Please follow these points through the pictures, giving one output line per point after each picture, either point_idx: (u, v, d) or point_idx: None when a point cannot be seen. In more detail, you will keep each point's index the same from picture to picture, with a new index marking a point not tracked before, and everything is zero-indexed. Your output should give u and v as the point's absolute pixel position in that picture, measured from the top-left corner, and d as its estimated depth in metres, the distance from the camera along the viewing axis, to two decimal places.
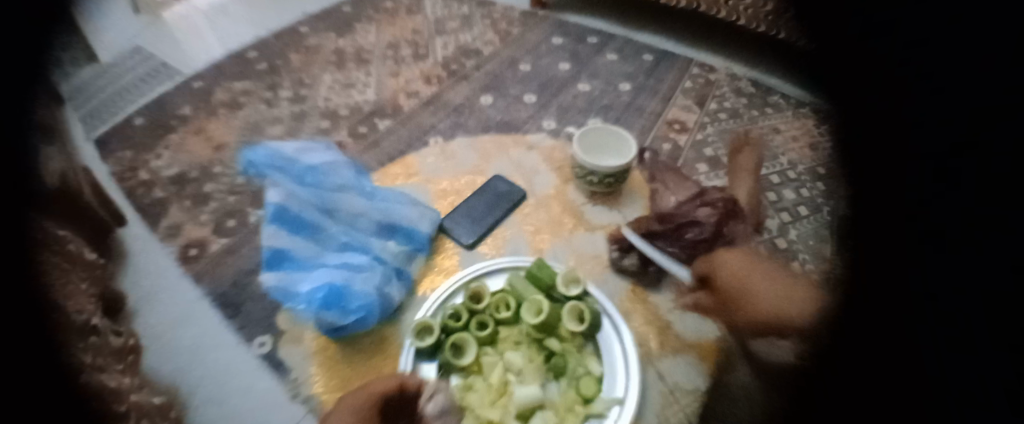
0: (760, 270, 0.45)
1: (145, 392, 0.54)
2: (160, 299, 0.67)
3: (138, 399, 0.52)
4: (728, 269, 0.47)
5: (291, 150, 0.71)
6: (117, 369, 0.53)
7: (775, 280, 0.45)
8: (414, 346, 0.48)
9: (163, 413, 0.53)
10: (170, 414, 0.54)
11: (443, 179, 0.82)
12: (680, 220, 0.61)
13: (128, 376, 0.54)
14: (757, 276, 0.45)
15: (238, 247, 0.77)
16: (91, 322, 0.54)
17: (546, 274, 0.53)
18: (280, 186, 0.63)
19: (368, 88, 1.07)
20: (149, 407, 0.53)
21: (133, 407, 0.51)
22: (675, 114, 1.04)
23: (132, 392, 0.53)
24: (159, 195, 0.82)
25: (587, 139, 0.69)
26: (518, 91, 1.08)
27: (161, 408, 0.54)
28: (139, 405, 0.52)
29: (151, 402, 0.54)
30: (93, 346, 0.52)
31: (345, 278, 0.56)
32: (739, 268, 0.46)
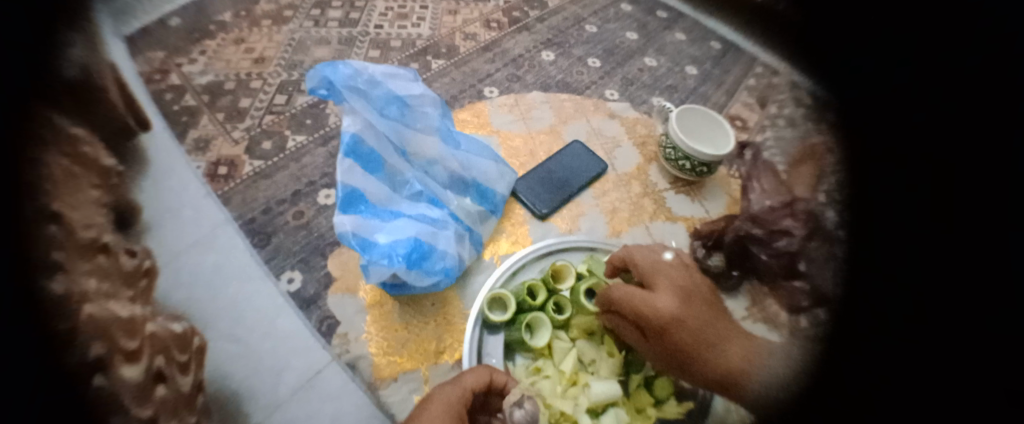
0: (692, 306, 0.41)
1: (163, 317, 0.41)
2: (171, 219, 0.48)
3: (154, 330, 0.38)
4: (659, 304, 0.42)
5: (379, 73, 0.58)
6: (128, 295, 0.37)
7: (713, 324, 0.40)
8: (485, 315, 0.51)
9: (179, 349, 0.40)
10: (181, 355, 0.40)
11: (516, 136, 0.80)
12: (773, 226, 0.55)
13: (140, 307, 0.38)
14: (703, 322, 0.40)
15: (273, 172, 0.73)
16: (100, 241, 0.36)
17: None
18: (359, 111, 0.51)
19: (423, 21, 0.94)
20: (167, 337, 0.39)
21: (151, 341, 0.36)
22: (736, 111, 0.75)
23: (148, 321, 0.37)
24: (189, 103, 0.67)
25: (685, 121, 0.67)
26: (582, 52, 0.94)
27: (180, 338, 0.41)
28: (155, 337, 0.37)
29: (169, 329, 0.40)
30: (101, 269, 0.34)
31: (429, 234, 0.54)
32: (682, 313, 0.41)
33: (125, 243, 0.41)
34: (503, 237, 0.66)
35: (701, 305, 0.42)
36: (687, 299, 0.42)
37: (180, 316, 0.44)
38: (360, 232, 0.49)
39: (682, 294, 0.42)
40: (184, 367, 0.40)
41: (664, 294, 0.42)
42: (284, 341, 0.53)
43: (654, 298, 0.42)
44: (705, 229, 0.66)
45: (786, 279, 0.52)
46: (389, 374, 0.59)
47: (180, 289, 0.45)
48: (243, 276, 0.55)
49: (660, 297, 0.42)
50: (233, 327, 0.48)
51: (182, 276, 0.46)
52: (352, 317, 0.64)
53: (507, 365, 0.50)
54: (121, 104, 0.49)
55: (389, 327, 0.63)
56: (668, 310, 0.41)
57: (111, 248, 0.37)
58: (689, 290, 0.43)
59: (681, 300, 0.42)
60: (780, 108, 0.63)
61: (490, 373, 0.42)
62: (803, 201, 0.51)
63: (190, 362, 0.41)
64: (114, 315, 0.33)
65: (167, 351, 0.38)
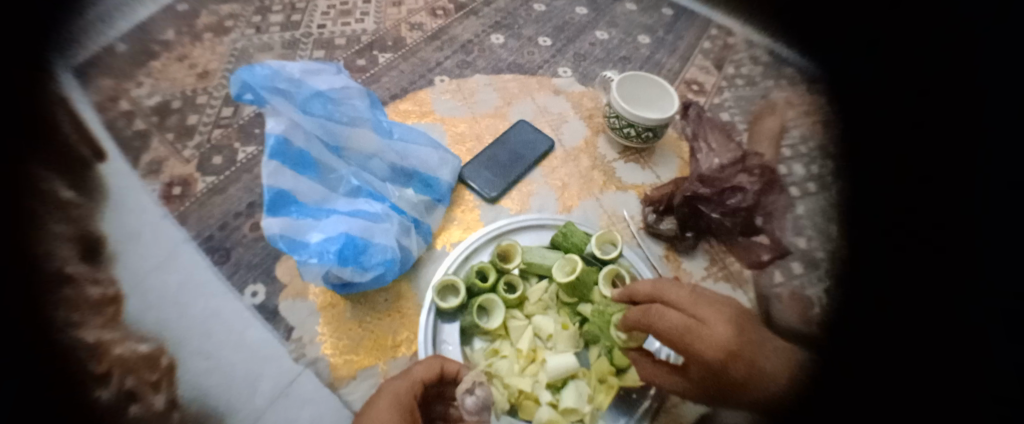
0: (704, 311, 0.38)
1: (131, 339, 0.44)
2: (138, 242, 0.51)
3: (121, 352, 0.42)
4: (678, 297, 0.40)
5: (298, 71, 0.56)
6: (94, 322, 0.42)
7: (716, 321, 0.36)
8: (437, 304, 0.51)
9: (149, 368, 0.43)
10: (152, 373, 0.43)
11: (460, 122, 0.80)
12: (722, 185, 0.61)
13: (111, 331, 0.43)
14: (703, 314, 0.37)
15: (226, 186, 0.71)
16: (65, 271, 0.43)
17: (569, 230, 0.55)
18: (282, 111, 0.50)
19: (367, 16, 0.91)
20: (135, 357, 0.43)
21: (117, 363, 0.41)
22: (692, 76, 0.81)
23: (116, 344, 0.42)
24: (138, 127, 0.64)
25: (626, 87, 0.66)
26: (533, 31, 0.91)
27: (149, 357, 0.44)
28: (123, 358, 0.42)
29: (136, 351, 0.43)
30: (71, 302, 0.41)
31: (365, 229, 0.53)
32: (686, 303, 0.39)
33: (91, 272, 0.46)
34: (454, 224, 0.65)
35: (718, 321, 0.36)
36: (718, 316, 0.36)
37: (150, 336, 0.46)
38: (289, 233, 0.48)
39: (725, 317, 0.36)
40: (156, 384, 0.43)
41: (700, 302, 0.39)
42: (253, 352, 0.54)
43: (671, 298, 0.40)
44: (656, 194, 0.68)
45: (744, 235, 0.60)
46: (347, 372, 0.58)
47: (149, 311, 0.47)
48: (206, 295, 0.56)
49: (680, 295, 0.40)
50: (203, 343, 0.49)
51: (149, 298, 0.48)
52: (304, 320, 0.62)
53: (465, 351, 0.49)
54: None
55: (343, 326, 0.62)
56: (680, 300, 0.40)
57: (77, 279, 0.44)
58: (733, 317, 0.36)
59: (704, 304, 0.38)
60: (737, 69, 0.79)
61: (441, 363, 0.43)
62: (754, 158, 0.61)
63: (162, 380, 0.44)
64: (78, 340, 0.39)
65: (136, 370, 0.42)
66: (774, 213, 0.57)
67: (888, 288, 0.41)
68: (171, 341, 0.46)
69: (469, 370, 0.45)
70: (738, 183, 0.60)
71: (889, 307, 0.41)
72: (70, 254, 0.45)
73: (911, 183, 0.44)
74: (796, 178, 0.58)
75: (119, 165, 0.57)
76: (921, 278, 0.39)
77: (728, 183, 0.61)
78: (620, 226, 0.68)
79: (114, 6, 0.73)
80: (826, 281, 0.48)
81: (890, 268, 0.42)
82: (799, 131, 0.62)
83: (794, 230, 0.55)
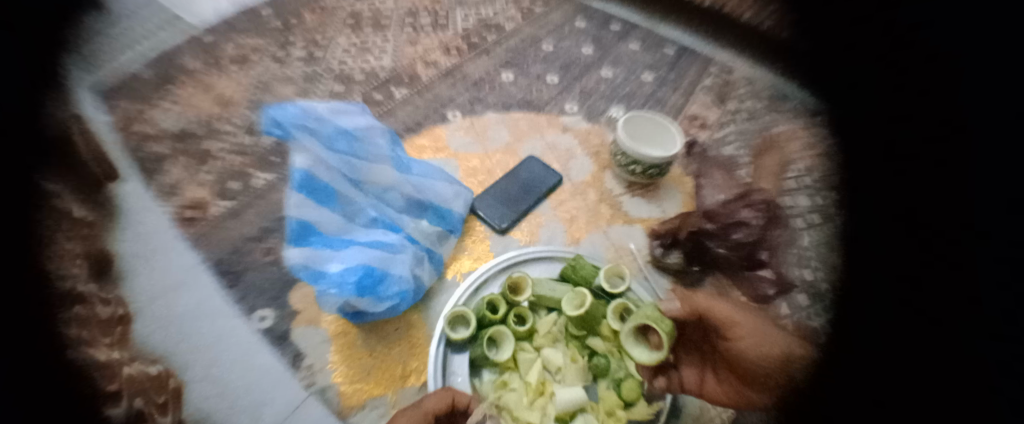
0: (772, 331, 0.43)
1: (139, 361, 0.49)
2: (151, 265, 0.57)
3: (130, 372, 0.46)
4: (752, 317, 0.44)
5: (326, 111, 0.60)
6: (105, 343, 0.47)
7: (786, 343, 0.42)
8: (447, 335, 0.52)
9: (156, 391, 0.47)
10: (159, 396, 0.47)
11: (474, 157, 0.82)
12: (726, 220, 0.64)
13: (118, 352, 0.48)
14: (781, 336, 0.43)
15: (241, 211, 0.71)
16: (75, 291, 0.47)
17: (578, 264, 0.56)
18: (308, 148, 0.54)
19: (384, 54, 0.96)
20: (143, 379, 0.47)
21: (128, 383, 0.45)
22: (696, 112, 0.85)
23: (125, 365, 0.47)
24: (158, 151, 0.71)
25: (632, 125, 0.69)
26: (541, 70, 0.96)
27: (156, 379, 0.49)
28: (132, 379, 0.46)
29: (146, 372, 0.48)
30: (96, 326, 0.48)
31: (383, 260, 0.55)
32: (766, 325, 0.43)
33: (101, 294, 0.52)
34: (465, 254, 0.67)
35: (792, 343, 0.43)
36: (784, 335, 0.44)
37: (157, 359, 0.51)
38: (309, 263, 0.50)
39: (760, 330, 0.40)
40: (162, 406, 0.47)
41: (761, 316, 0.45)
42: (264, 375, 0.54)
43: (752, 319, 0.42)
44: (662, 228, 0.70)
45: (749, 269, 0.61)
46: (357, 401, 0.55)
47: (156, 333, 0.53)
48: (219, 317, 0.58)
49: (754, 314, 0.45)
50: (208, 369, 0.52)
51: (157, 322, 0.53)
52: (317, 347, 0.59)
53: (474, 383, 0.50)
54: (84, 166, 0.57)
55: (353, 356, 0.58)
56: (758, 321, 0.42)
57: (86, 298, 0.49)
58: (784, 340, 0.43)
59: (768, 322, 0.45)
60: (739, 104, 0.83)
61: (452, 394, 0.44)
62: (757, 193, 0.65)
63: (168, 402, 0.48)
64: (91, 361, 0.43)
65: (143, 391, 0.46)
66: (777, 247, 0.60)
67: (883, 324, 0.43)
68: (176, 365, 0.51)
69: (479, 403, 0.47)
70: (745, 217, 0.62)
71: (890, 308, 0.43)
72: (80, 271, 0.50)
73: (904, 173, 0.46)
74: (800, 209, 0.60)
75: (132, 187, 0.65)
76: (915, 305, 0.40)
77: (734, 217, 0.63)
78: (627, 259, 0.69)
79: (139, 35, 0.81)
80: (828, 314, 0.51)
81: (879, 302, 0.45)
82: (804, 163, 0.64)
83: (800, 264, 0.57)
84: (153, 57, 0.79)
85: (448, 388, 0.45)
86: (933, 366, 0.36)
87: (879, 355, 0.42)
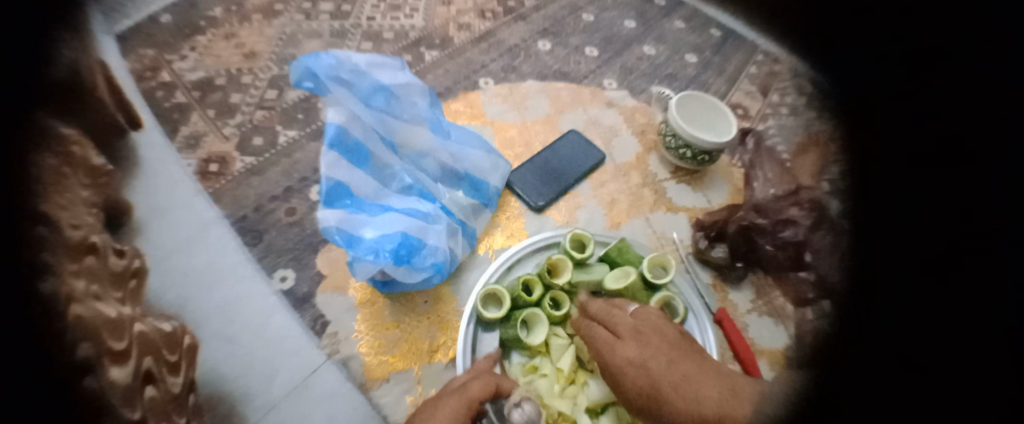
0: (646, 344, 0.42)
1: (152, 316, 0.40)
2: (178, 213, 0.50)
3: (143, 329, 0.37)
4: (628, 356, 0.41)
5: (365, 63, 0.55)
6: (116, 297, 0.36)
7: (689, 374, 0.37)
8: (478, 313, 0.52)
9: (168, 350, 0.39)
10: (172, 355, 0.39)
11: (510, 126, 0.78)
12: (775, 216, 0.53)
13: (130, 308, 0.37)
14: (678, 371, 0.38)
15: (267, 168, 0.75)
16: (89, 241, 0.33)
17: (587, 241, 0.57)
18: (344, 102, 0.50)
19: (416, 13, 0.91)
20: (157, 337, 0.38)
21: (139, 339, 0.36)
22: (738, 100, 0.75)
23: (138, 320, 0.37)
24: (180, 100, 0.63)
25: (684, 106, 0.65)
26: (580, 41, 0.91)
27: (169, 337, 0.40)
28: (144, 336, 0.37)
29: (158, 329, 0.39)
30: (90, 272, 0.33)
31: (420, 229, 0.52)
32: (654, 361, 0.40)
33: (116, 244, 0.39)
34: (498, 231, 0.64)
35: (659, 340, 0.42)
36: (671, 357, 0.40)
37: (170, 314, 0.43)
38: (344, 227, 0.48)
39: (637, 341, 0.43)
40: (174, 367, 0.39)
41: (628, 343, 0.42)
42: (280, 342, 0.53)
43: (643, 370, 0.39)
44: (708, 219, 0.66)
45: (792, 270, 0.49)
46: (380, 374, 0.58)
47: (171, 290, 0.44)
48: (237, 277, 0.54)
49: (625, 351, 0.42)
50: (224, 328, 0.47)
51: (170, 277, 0.44)
52: (341, 314, 0.62)
53: (504, 364, 0.51)
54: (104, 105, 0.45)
55: (379, 325, 0.61)
56: (639, 360, 0.40)
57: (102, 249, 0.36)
58: (644, 326, 0.44)
59: (633, 340, 0.43)
60: (783, 98, 0.59)
61: (496, 380, 0.44)
62: (807, 190, 0.49)
63: (181, 362, 0.40)
64: (102, 314, 0.33)
65: (156, 351, 0.38)
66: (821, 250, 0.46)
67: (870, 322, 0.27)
68: (194, 320, 0.44)
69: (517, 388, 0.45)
70: (787, 209, 0.52)
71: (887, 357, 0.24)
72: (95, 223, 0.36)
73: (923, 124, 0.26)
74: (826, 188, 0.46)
75: (151, 137, 0.54)
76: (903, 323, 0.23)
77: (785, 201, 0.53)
78: (669, 248, 0.67)
79: None
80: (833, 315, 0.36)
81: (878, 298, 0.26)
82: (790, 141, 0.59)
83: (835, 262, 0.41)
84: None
85: (490, 373, 0.45)
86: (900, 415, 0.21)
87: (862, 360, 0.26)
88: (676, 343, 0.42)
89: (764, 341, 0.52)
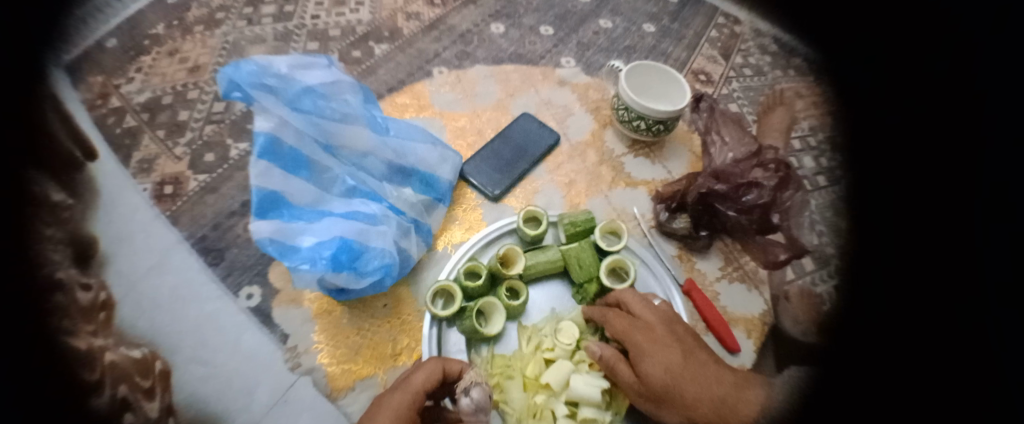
0: (652, 334, 0.44)
1: (124, 345, 0.47)
2: (133, 244, 0.54)
3: (114, 359, 0.45)
4: (642, 343, 0.43)
5: (286, 66, 0.51)
6: (88, 331, 0.46)
7: (699, 361, 0.44)
8: (429, 312, 0.50)
9: (141, 375, 0.46)
10: (145, 380, 0.45)
11: (460, 115, 0.76)
12: (737, 180, 0.60)
13: (103, 339, 0.47)
14: (680, 359, 0.43)
15: (220, 185, 0.65)
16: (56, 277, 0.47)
17: (541, 218, 0.57)
18: (272, 109, 0.47)
19: (362, 6, 0.87)
20: (129, 364, 0.46)
21: (109, 371, 0.44)
22: (701, 66, 0.83)
23: (108, 350, 0.46)
24: (130, 124, 0.67)
25: (635, 79, 0.64)
26: (534, 21, 0.88)
27: (141, 363, 0.47)
28: (115, 365, 0.45)
29: (130, 357, 0.46)
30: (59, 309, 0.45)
31: (359, 230, 0.51)
32: (664, 351, 0.43)
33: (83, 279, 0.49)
34: (455, 225, 0.63)
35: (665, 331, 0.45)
36: (684, 353, 0.44)
37: (140, 343, 0.48)
38: (279, 237, 0.45)
39: (653, 327, 0.45)
40: (150, 392, 0.45)
41: (637, 331, 0.44)
42: (251, 358, 0.51)
43: (668, 357, 0.42)
44: (667, 191, 0.66)
45: (760, 234, 0.60)
46: (345, 383, 0.52)
47: (142, 318, 0.50)
48: (201, 297, 0.54)
49: (644, 341, 0.44)
50: (196, 351, 0.50)
51: (143, 305, 0.51)
52: (298, 327, 0.56)
53: (472, 356, 0.50)
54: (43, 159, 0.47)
55: (339, 335, 0.55)
56: (652, 346, 0.43)
57: (71, 286, 0.48)
58: (651, 320, 0.46)
59: (640, 329, 0.45)
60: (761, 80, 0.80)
61: (442, 365, 0.43)
62: (770, 152, 0.62)
63: (156, 387, 0.46)
64: (72, 348, 0.43)
65: (129, 378, 0.45)
66: (790, 210, 0.58)
67: (887, 310, 0.52)
68: (165, 347, 0.49)
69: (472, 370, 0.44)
70: (751, 174, 0.60)
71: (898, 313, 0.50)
72: (62, 259, 0.49)
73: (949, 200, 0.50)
74: (808, 171, 0.66)
75: (110, 165, 0.60)
76: (934, 313, 0.47)
77: (749, 163, 0.61)
78: (631, 223, 0.65)
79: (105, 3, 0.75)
80: (836, 277, 0.57)
81: (890, 290, 0.53)
82: (809, 124, 0.72)
83: (808, 227, 0.60)
84: (116, 25, 0.74)
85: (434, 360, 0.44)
86: (938, 346, 0.45)
87: (888, 328, 0.50)
88: (674, 333, 0.46)
89: (737, 309, 0.58)
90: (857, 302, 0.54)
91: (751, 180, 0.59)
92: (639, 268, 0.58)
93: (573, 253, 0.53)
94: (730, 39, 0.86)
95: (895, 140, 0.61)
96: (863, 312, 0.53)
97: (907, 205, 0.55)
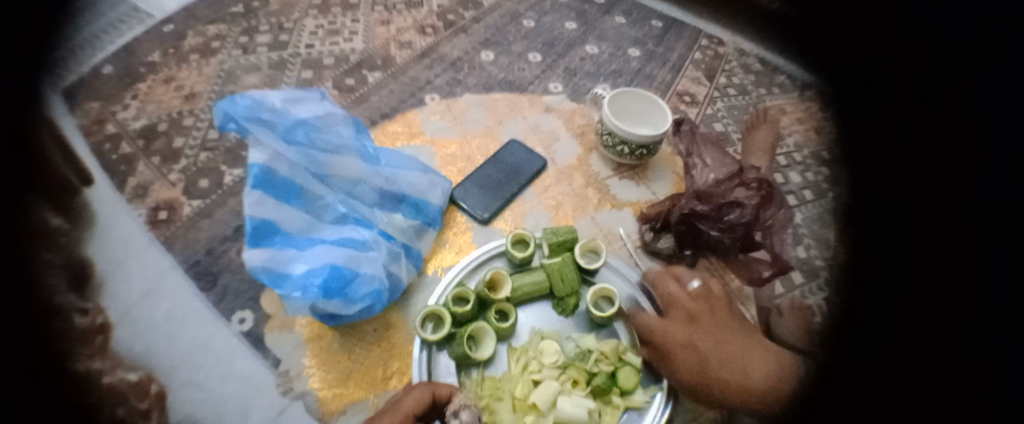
0: (695, 326, 0.49)
1: (121, 368, 0.45)
2: (129, 268, 0.54)
3: (110, 381, 0.43)
4: (676, 336, 0.49)
5: (280, 101, 0.54)
6: (85, 353, 0.43)
7: (735, 350, 0.45)
8: (419, 335, 0.51)
9: (137, 397, 0.43)
10: (140, 402, 0.43)
11: (450, 142, 0.78)
12: (719, 201, 0.61)
13: (100, 362, 0.44)
14: (719, 350, 0.46)
15: (213, 211, 0.67)
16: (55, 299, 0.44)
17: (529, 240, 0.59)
18: (266, 142, 0.49)
19: (356, 35, 0.90)
20: (124, 386, 0.44)
21: (106, 390, 0.42)
22: (684, 88, 0.88)
23: (105, 373, 0.43)
24: (126, 150, 0.67)
25: (618, 104, 0.67)
26: (523, 48, 0.92)
27: (137, 387, 0.44)
28: (112, 387, 0.43)
29: (126, 380, 0.44)
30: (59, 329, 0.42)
31: (349, 257, 0.51)
32: (702, 344, 0.47)
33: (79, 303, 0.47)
34: (446, 247, 0.65)
35: (709, 321, 0.49)
36: (722, 342, 0.46)
37: (138, 366, 0.46)
38: (271, 265, 0.47)
39: (692, 321, 0.49)
40: (146, 414, 0.43)
41: (677, 326, 0.50)
42: (244, 384, 0.51)
43: (694, 351, 0.46)
44: (651, 211, 0.68)
45: (743, 252, 0.60)
46: (336, 407, 0.53)
47: (138, 341, 0.48)
48: (196, 324, 0.54)
49: (678, 335, 0.49)
50: (192, 375, 0.48)
51: (137, 329, 0.49)
52: (290, 352, 0.56)
53: (461, 378, 0.50)
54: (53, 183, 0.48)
55: (330, 359, 0.56)
56: (687, 340, 0.48)
57: (68, 308, 0.45)
58: (695, 310, 0.50)
59: (684, 323, 0.50)
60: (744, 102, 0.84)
61: (431, 389, 0.43)
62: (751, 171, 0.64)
63: (151, 410, 0.44)
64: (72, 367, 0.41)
65: (125, 399, 0.42)
66: (771, 227, 0.59)
67: (887, 317, 0.48)
68: (159, 371, 0.47)
69: (460, 392, 0.45)
70: (734, 192, 0.62)
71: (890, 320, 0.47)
72: (61, 282, 0.46)
73: (932, 198, 0.50)
74: (794, 187, 0.68)
75: (105, 190, 0.60)
76: (922, 315, 0.45)
77: (732, 180, 0.63)
78: (618, 244, 0.68)
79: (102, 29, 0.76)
80: (824, 290, 0.57)
81: (885, 295, 0.49)
82: (794, 139, 0.74)
83: (794, 242, 0.61)
84: (111, 52, 0.75)
85: (425, 383, 0.45)
86: (936, 351, 0.42)
87: (886, 333, 0.47)
88: (718, 328, 0.48)
89: None
90: (851, 310, 0.52)
91: (733, 199, 0.61)
92: (624, 286, 0.59)
93: (556, 269, 0.54)
94: (711, 62, 0.90)
95: (873, 147, 0.61)
96: (858, 326, 0.49)
97: (888, 210, 0.55)
